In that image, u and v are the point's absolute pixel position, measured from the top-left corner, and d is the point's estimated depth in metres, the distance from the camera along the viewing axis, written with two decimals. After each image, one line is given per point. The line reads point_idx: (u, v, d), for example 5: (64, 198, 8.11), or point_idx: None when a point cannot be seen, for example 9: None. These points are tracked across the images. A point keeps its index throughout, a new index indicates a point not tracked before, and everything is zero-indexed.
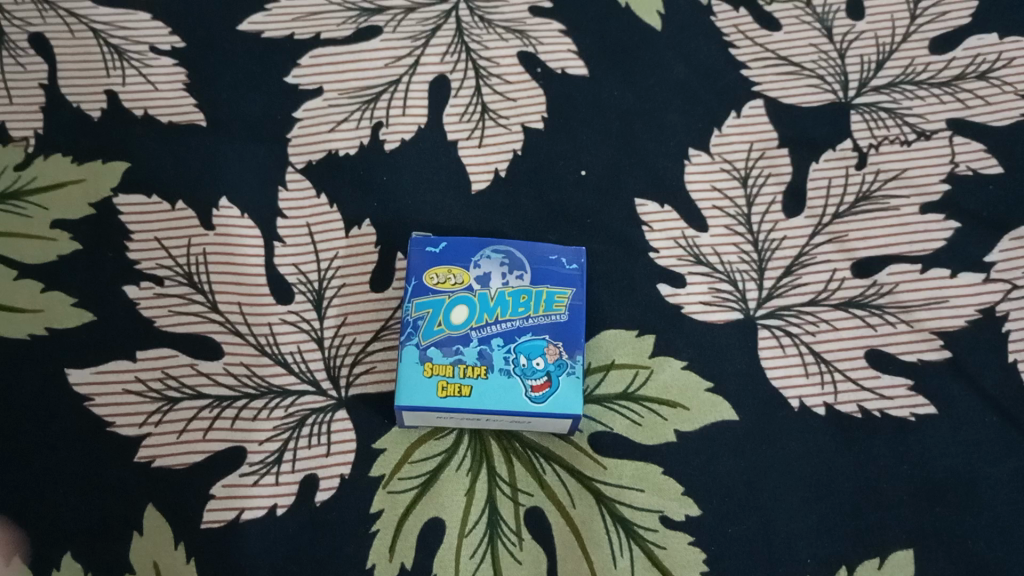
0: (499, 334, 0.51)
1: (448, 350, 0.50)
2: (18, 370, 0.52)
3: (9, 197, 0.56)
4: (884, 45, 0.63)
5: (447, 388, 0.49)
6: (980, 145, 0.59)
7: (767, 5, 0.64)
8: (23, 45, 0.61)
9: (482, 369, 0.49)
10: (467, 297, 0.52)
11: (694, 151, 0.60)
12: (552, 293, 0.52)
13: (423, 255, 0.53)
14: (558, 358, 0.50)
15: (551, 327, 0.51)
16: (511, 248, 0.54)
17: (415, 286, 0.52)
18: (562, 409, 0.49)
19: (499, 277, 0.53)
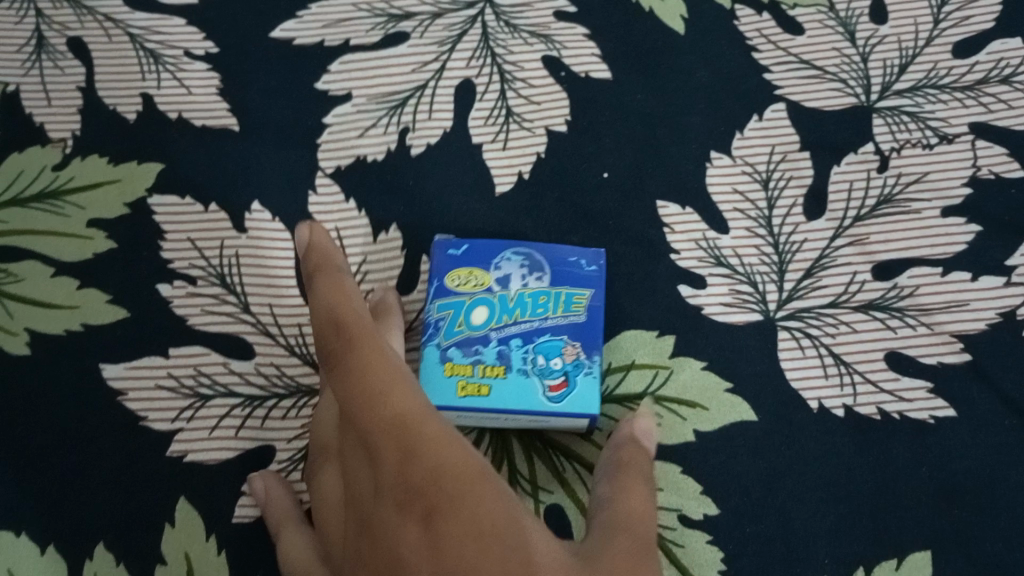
0: (517, 335, 0.52)
1: (468, 350, 0.51)
2: (57, 364, 0.54)
3: (48, 196, 0.58)
4: (907, 49, 0.63)
5: (467, 387, 0.50)
6: (1003, 149, 0.59)
7: (791, 8, 0.64)
8: (61, 49, 0.63)
9: (500, 369, 0.51)
10: (487, 299, 0.53)
11: (716, 154, 0.60)
12: (571, 295, 0.53)
13: (445, 256, 0.54)
14: (576, 358, 0.51)
15: (569, 328, 0.52)
16: (531, 250, 0.55)
17: (437, 287, 0.53)
18: (580, 408, 0.50)
19: (519, 278, 0.54)
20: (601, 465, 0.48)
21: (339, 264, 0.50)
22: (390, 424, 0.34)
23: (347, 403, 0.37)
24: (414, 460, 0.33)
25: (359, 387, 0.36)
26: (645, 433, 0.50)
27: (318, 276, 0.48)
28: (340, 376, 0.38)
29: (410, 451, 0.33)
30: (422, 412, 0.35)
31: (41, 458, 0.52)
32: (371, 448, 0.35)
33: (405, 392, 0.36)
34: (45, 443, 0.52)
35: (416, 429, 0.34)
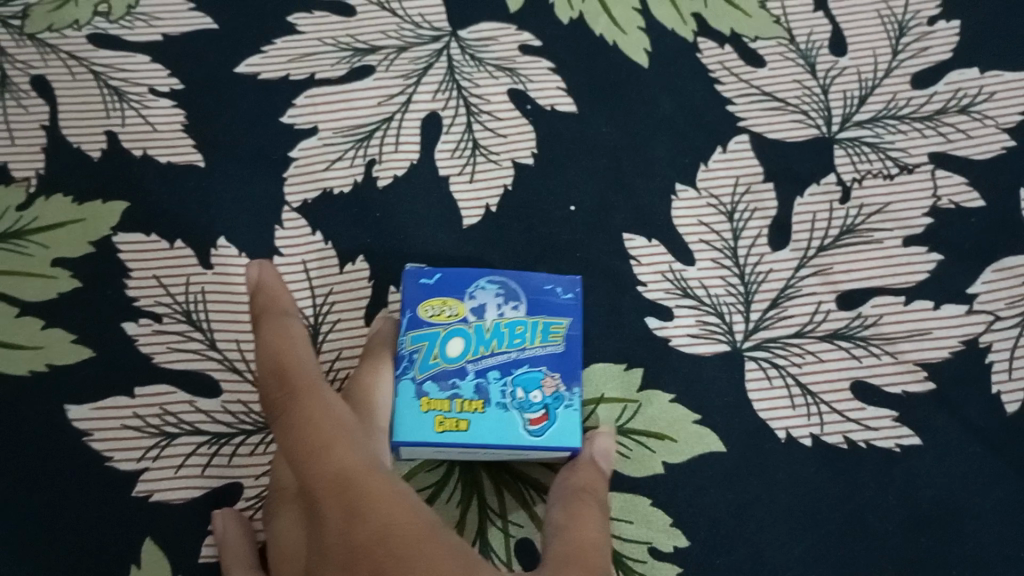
0: (495, 367, 0.52)
1: (444, 384, 0.51)
2: (19, 406, 0.53)
3: (11, 236, 0.57)
4: (867, 80, 0.64)
5: (444, 422, 0.50)
6: (962, 179, 0.60)
7: (752, 40, 0.65)
8: (25, 87, 0.62)
9: (479, 403, 0.50)
10: (463, 329, 0.53)
11: (681, 186, 0.61)
12: (549, 324, 0.53)
13: (417, 286, 0.54)
14: (556, 391, 0.51)
15: (547, 359, 0.52)
16: (506, 278, 0.54)
17: (410, 319, 0.53)
18: (561, 442, 0.50)
19: (495, 307, 0.53)
20: (556, 488, 0.49)
21: (289, 308, 0.53)
22: (336, 484, 0.38)
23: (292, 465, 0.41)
24: (357, 516, 0.36)
25: (303, 446, 0.41)
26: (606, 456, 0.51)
27: (264, 320, 0.52)
28: (286, 436, 0.42)
29: (355, 509, 0.37)
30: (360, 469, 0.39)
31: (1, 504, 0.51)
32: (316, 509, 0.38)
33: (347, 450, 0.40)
34: (6, 488, 0.51)
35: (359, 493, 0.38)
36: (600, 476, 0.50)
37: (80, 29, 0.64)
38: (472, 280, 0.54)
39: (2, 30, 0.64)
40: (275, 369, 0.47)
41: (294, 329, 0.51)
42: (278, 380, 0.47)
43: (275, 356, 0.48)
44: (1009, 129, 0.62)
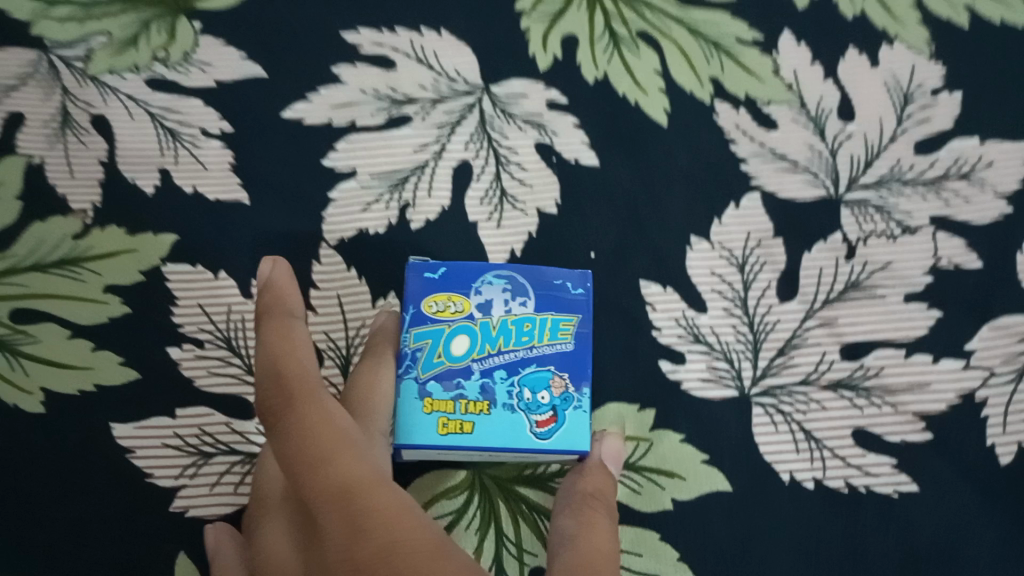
0: (501, 367, 0.57)
1: (449, 384, 0.56)
2: (77, 421, 0.59)
3: (67, 263, 0.62)
4: (873, 145, 0.68)
5: (447, 424, 0.55)
6: (962, 241, 0.64)
7: (766, 104, 0.69)
8: (86, 125, 0.67)
9: (484, 405, 0.55)
10: (468, 326, 0.58)
11: (696, 238, 0.65)
12: (557, 321, 0.58)
13: (421, 280, 0.58)
14: (565, 392, 0.56)
15: (555, 358, 0.57)
16: (514, 274, 0.59)
17: (415, 314, 0.58)
18: (567, 443, 0.55)
19: (502, 304, 0.58)
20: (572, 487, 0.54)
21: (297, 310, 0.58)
22: (336, 493, 0.42)
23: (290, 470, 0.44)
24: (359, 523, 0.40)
25: (301, 450, 0.44)
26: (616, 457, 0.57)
27: (267, 319, 0.56)
28: (281, 440, 0.46)
29: (355, 516, 0.40)
30: (360, 476, 0.42)
31: (57, 510, 0.57)
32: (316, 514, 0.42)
33: (346, 456, 0.44)
34: (57, 496, 0.57)
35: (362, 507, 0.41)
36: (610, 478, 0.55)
37: (138, 73, 0.69)
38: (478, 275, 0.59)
39: (65, 71, 0.69)
40: (271, 371, 0.51)
41: (299, 331, 0.56)
42: (271, 379, 0.51)
43: (272, 357, 0.52)
44: (1007, 196, 0.66)
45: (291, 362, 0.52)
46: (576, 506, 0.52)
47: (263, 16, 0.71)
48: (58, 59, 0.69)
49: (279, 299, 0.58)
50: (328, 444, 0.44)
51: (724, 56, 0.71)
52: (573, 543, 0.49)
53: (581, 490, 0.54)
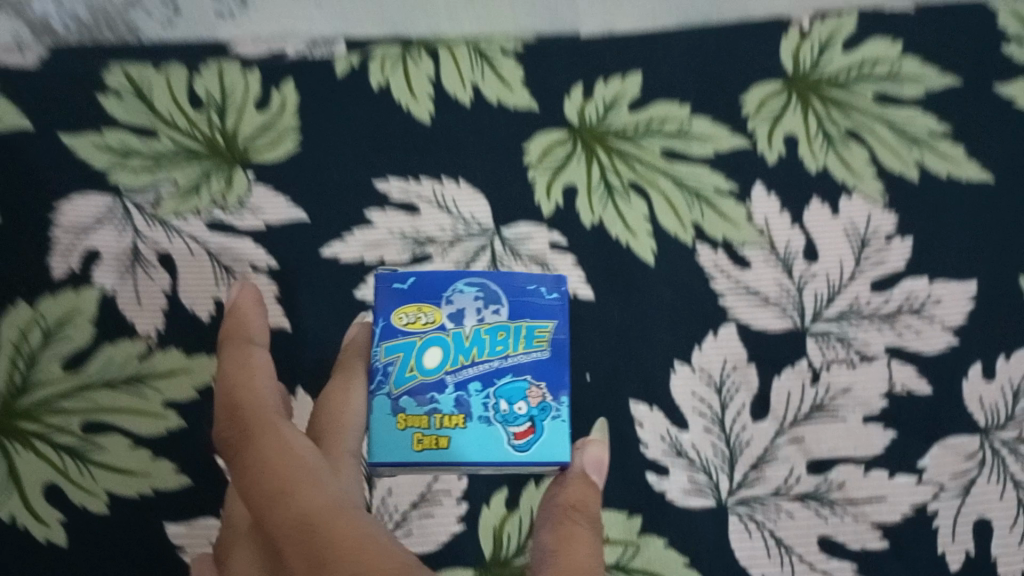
0: (475, 379, 0.62)
1: (421, 399, 0.62)
2: (146, 519, 0.71)
3: (132, 381, 0.75)
4: (834, 284, 0.78)
5: (423, 439, 0.61)
6: (914, 369, 0.74)
7: (741, 246, 0.80)
8: (152, 261, 0.79)
9: (459, 419, 0.61)
10: (441, 338, 0.64)
11: (679, 363, 0.74)
12: (534, 329, 0.64)
13: (392, 292, 0.65)
14: (542, 401, 0.62)
15: (530, 367, 0.63)
16: (485, 283, 0.65)
17: (387, 327, 0.64)
18: (546, 452, 0.61)
19: (474, 313, 0.64)
20: (557, 495, 0.60)
21: (260, 334, 0.71)
22: (294, 520, 0.49)
23: (255, 504, 0.52)
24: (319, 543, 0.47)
25: (263, 487, 0.52)
26: (597, 461, 0.63)
27: (229, 343, 0.69)
28: (246, 476, 0.54)
29: (313, 537, 0.48)
30: (317, 504, 0.50)
31: None
32: (279, 540, 0.49)
33: (305, 489, 0.52)
34: None
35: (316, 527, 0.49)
36: (593, 485, 0.61)
37: (199, 216, 0.80)
38: (449, 287, 0.65)
39: (136, 214, 0.80)
40: (232, 414, 0.61)
41: (259, 357, 0.68)
42: (234, 424, 0.60)
43: (230, 394, 0.63)
44: (954, 329, 0.75)
45: (247, 401, 0.62)
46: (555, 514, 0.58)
47: (308, 167, 0.83)
48: (131, 203, 0.81)
49: (242, 320, 0.71)
50: (287, 479, 0.52)
51: (704, 204, 0.82)
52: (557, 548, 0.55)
53: (565, 497, 0.59)
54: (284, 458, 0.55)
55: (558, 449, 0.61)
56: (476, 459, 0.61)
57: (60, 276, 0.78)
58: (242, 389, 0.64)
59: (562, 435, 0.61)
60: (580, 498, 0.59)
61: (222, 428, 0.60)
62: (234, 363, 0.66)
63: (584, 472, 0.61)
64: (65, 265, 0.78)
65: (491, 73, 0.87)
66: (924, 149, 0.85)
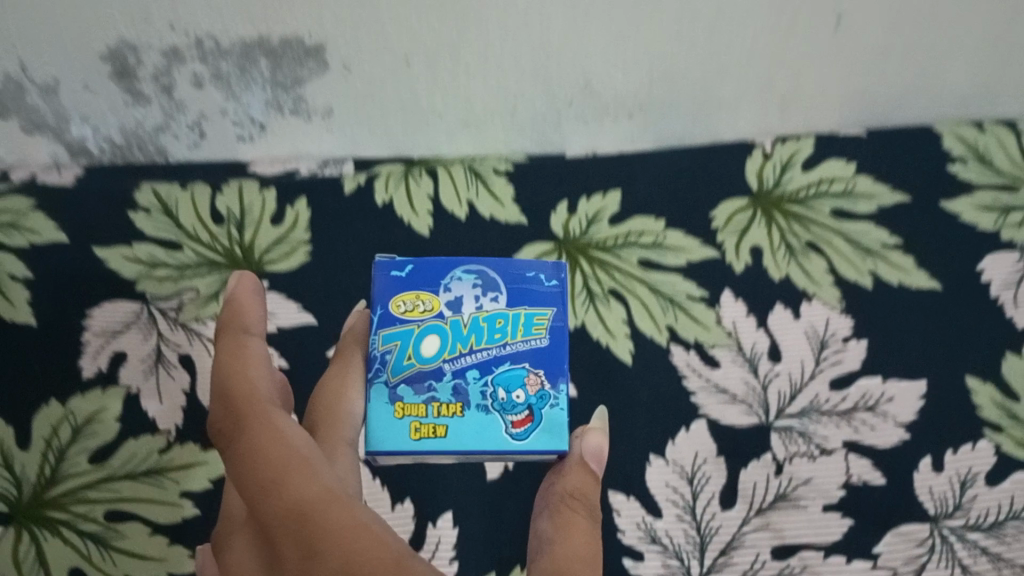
0: (473, 368, 0.68)
1: (419, 388, 0.68)
2: None
3: (153, 472, 0.82)
4: (795, 382, 0.85)
5: (421, 428, 0.67)
6: (869, 461, 0.82)
7: (711, 347, 0.88)
8: (174, 362, 0.87)
9: (457, 407, 0.67)
10: (439, 326, 0.70)
11: (654, 456, 0.82)
12: (531, 318, 0.70)
13: (392, 281, 0.71)
14: (540, 390, 0.68)
15: (528, 355, 0.69)
16: (482, 272, 0.71)
17: (386, 316, 0.70)
18: (541, 438, 0.67)
19: (472, 301, 0.70)
20: (559, 481, 0.67)
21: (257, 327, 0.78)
22: (289, 508, 0.53)
23: (248, 491, 0.55)
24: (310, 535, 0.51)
25: (256, 473, 0.56)
26: (597, 453, 0.70)
27: (225, 334, 0.76)
28: (240, 462, 0.57)
29: (308, 524, 0.51)
30: (312, 492, 0.54)
31: None
32: (272, 529, 0.52)
33: (296, 477, 0.55)
34: None
35: (311, 516, 0.52)
36: (593, 476, 0.69)
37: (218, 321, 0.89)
38: (448, 276, 0.71)
39: (161, 318, 0.89)
40: (232, 407, 0.65)
41: (255, 346, 0.75)
42: (232, 414, 0.64)
43: (226, 380, 0.68)
44: (906, 425, 0.83)
45: (243, 387, 0.67)
46: (556, 503, 0.66)
47: (320, 276, 0.92)
48: (156, 309, 0.89)
49: (239, 314, 0.79)
50: (282, 468, 0.56)
51: (677, 309, 0.90)
52: (559, 534, 0.62)
53: (565, 486, 0.67)
54: (279, 450, 0.58)
55: (553, 435, 0.67)
56: (474, 445, 0.67)
57: (89, 376, 0.85)
58: (239, 374, 0.69)
59: (557, 423, 0.68)
60: (579, 488, 0.67)
61: (221, 420, 0.64)
62: (229, 350, 0.73)
63: (583, 461, 0.69)
64: (94, 366, 0.86)
65: (484, 192, 0.97)
66: (877, 259, 0.93)
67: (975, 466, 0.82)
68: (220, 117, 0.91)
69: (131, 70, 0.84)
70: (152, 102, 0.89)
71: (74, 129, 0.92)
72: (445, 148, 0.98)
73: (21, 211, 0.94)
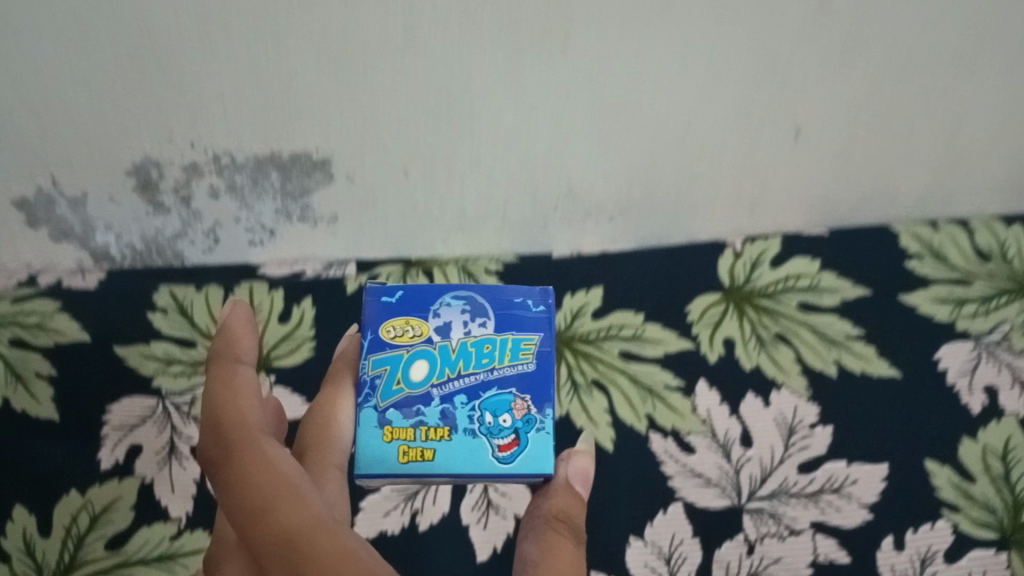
0: (461, 393, 0.74)
1: (408, 413, 0.73)
2: None
3: (163, 558, 0.88)
4: (766, 466, 0.92)
5: (409, 451, 0.71)
6: (834, 540, 0.89)
7: (687, 434, 0.95)
8: (186, 454, 0.93)
9: (445, 429, 0.72)
10: (428, 351, 0.76)
11: (634, 538, 0.88)
12: (519, 344, 0.76)
13: (380, 306, 0.77)
14: (527, 414, 0.73)
15: (516, 379, 0.75)
16: (471, 300, 0.78)
17: (374, 341, 0.76)
18: (527, 461, 0.71)
19: (460, 327, 0.77)
20: (544, 505, 0.72)
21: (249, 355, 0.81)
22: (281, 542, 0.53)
23: (239, 514, 0.56)
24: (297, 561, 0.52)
25: (251, 504, 0.56)
26: (582, 476, 0.75)
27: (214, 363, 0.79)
28: (230, 491, 0.59)
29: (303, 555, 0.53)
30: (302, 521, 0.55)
31: None
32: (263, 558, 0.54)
33: (284, 507, 0.56)
34: None
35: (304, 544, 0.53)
36: (576, 498, 0.73)
37: None
38: (437, 302, 0.78)
39: (174, 412, 0.96)
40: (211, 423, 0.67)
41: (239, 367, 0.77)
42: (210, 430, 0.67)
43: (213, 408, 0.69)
44: (869, 506, 0.90)
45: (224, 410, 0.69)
46: (541, 526, 0.70)
47: (324, 370, 1.00)
48: (170, 403, 0.96)
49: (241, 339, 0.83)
50: (273, 497, 0.57)
51: (656, 398, 0.97)
52: (541, 555, 0.67)
53: (550, 509, 0.71)
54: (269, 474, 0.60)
55: (539, 458, 0.72)
56: (462, 468, 0.71)
57: (107, 467, 0.92)
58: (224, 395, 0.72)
59: (544, 445, 0.72)
60: (563, 509, 0.71)
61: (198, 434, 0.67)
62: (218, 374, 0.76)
63: (566, 483, 0.73)
64: (112, 457, 0.93)
65: None
66: (841, 349, 1.00)
67: (935, 544, 0.89)
68: (233, 224, 1.00)
69: (154, 184, 0.94)
70: (171, 212, 0.98)
71: (98, 237, 1.01)
72: (441, 249, 1.07)
73: (48, 313, 1.02)
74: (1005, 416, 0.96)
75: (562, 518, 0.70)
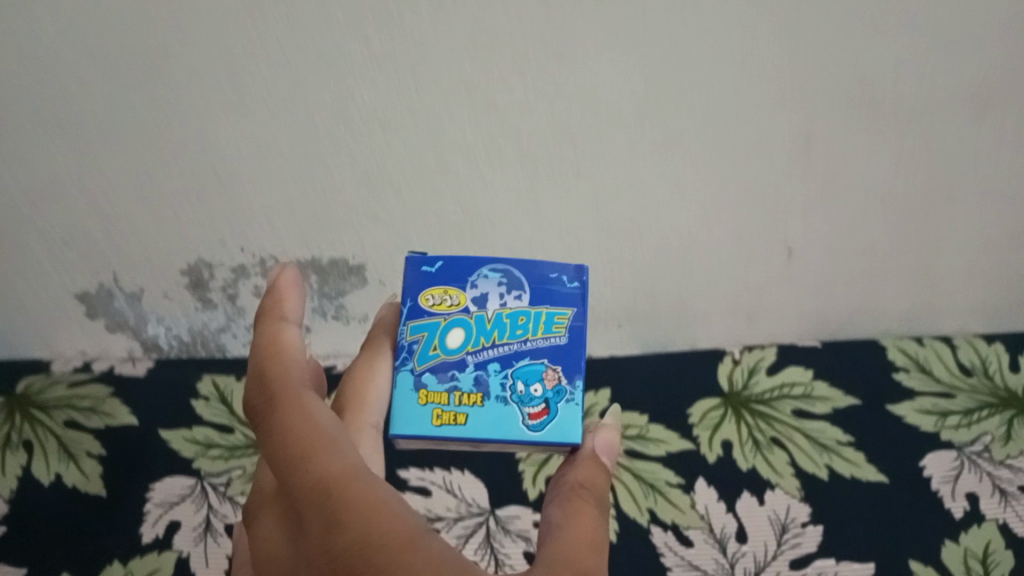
0: (495, 361, 0.71)
1: (443, 377, 0.70)
2: None
3: None
4: (759, 561, 0.99)
5: (442, 415, 0.68)
6: None
7: (686, 528, 1.01)
8: (220, 531, 1.01)
9: (478, 396, 0.69)
10: (464, 320, 0.72)
11: None
12: (554, 316, 0.73)
13: (420, 272, 0.74)
14: (558, 385, 0.70)
15: (549, 351, 0.71)
16: (509, 270, 0.74)
17: (413, 307, 0.73)
18: (557, 430, 0.68)
19: (496, 298, 0.73)
20: (568, 473, 0.62)
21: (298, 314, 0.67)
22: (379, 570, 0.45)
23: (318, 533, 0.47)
24: (333, 510, 0.48)
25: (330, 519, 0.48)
26: (609, 448, 0.66)
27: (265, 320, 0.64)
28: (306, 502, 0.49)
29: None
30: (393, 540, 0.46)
31: None
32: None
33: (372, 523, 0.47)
34: None
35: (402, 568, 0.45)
36: (603, 467, 0.64)
37: None
38: (475, 272, 0.74)
39: (211, 492, 1.04)
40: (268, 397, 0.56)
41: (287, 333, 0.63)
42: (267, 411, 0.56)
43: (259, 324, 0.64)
44: None
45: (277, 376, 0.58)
46: (565, 493, 0.59)
47: None
48: (208, 484, 1.04)
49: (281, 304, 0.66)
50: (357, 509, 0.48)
51: (657, 493, 1.04)
52: (560, 528, 0.55)
53: (575, 476, 0.62)
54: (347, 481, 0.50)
55: (569, 428, 0.68)
56: (491, 434, 0.68)
57: (147, 541, 1.00)
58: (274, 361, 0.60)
59: (574, 417, 0.69)
60: (588, 478, 0.61)
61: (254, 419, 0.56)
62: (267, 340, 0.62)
63: (593, 454, 0.64)
64: (153, 532, 1.00)
65: None
66: (832, 453, 1.08)
67: None
68: None
69: (204, 282, 1.05)
70: (218, 308, 1.09)
71: (150, 328, 1.12)
72: None
73: (100, 398, 1.11)
74: (987, 521, 1.02)
75: (586, 489, 0.60)
